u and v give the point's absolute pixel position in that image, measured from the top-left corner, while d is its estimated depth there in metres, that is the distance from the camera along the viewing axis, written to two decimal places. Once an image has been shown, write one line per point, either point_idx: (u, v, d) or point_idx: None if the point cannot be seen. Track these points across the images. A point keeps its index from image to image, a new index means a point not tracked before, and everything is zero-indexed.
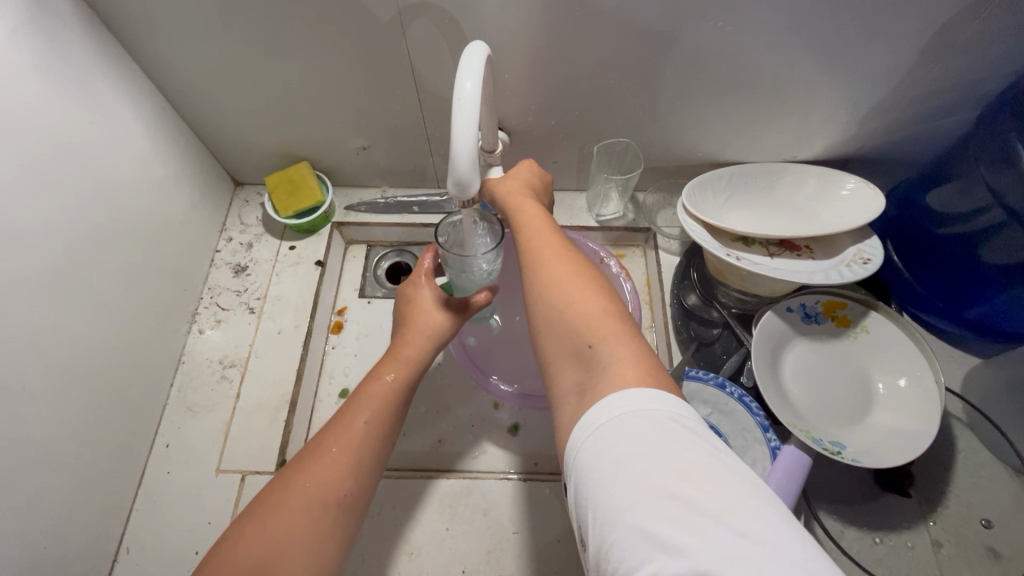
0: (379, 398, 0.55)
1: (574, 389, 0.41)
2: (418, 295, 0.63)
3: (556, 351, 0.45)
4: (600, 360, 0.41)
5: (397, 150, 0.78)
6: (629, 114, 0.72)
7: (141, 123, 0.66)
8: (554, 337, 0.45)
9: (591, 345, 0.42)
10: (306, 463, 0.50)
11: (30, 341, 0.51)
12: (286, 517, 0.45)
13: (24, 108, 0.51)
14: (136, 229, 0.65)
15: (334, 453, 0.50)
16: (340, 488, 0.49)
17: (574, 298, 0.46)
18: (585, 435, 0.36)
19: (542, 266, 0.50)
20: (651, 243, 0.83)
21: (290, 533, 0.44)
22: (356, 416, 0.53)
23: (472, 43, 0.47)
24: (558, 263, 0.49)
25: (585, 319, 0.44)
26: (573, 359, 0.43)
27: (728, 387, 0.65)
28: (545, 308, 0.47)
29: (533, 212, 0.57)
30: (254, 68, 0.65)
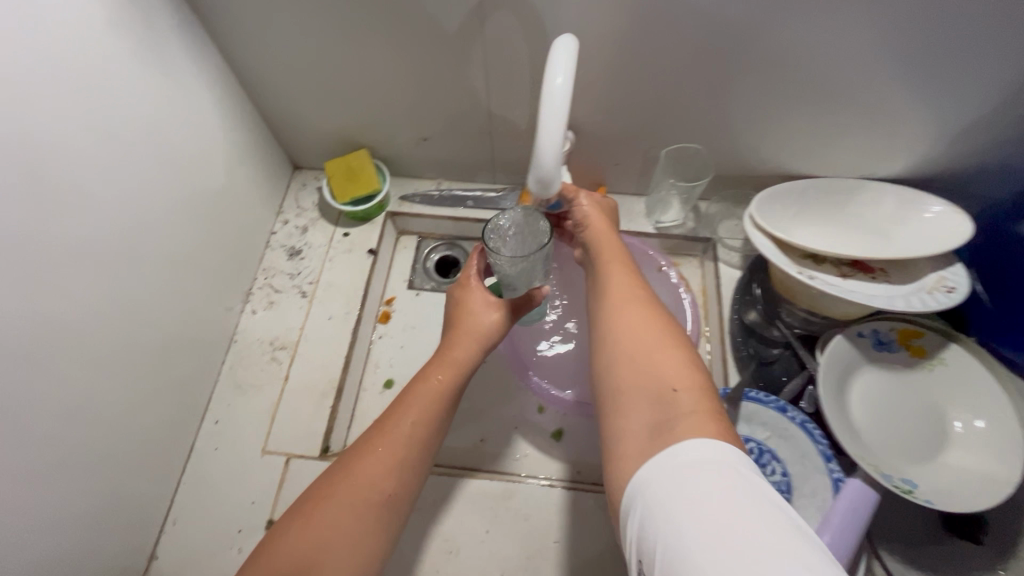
0: (426, 400, 0.53)
1: (642, 425, 0.39)
2: (468, 296, 0.60)
3: (628, 386, 0.43)
4: (674, 404, 0.39)
5: (458, 143, 0.77)
6: (701, 118, 0.69)
7: (212, 100, 0.67)
8: (622, 367, 0.44)
9: (673, 389, 0.40)
10: (351, 462, 0.48)
11: (99, 307, 0.52)
12: (332, 512, 0.45)
13: (104, 80, 0.51)
14: (199, 206, 0.66)
15: (382, 454, 0.49)
16: (385, 486, 0.48)
17: (647, 337, 0.45)
18: (642, 473, 0.36)
19: (621, 301, 0.49)
20: (710, 254, 0.80)
21: (334, 530, 0.44)
22: (402, 417, 0.51)
23: (562, 35, 0.46)
24: (636, 300, 0.49)
25: (658, 359, 0.43)
26: (647, 399, 0.41)
27: (790, 411, 0.61)
28: (622, 341, 0.45)
29: (614, 246, 0.58)
30: (326, 51, 0.65)
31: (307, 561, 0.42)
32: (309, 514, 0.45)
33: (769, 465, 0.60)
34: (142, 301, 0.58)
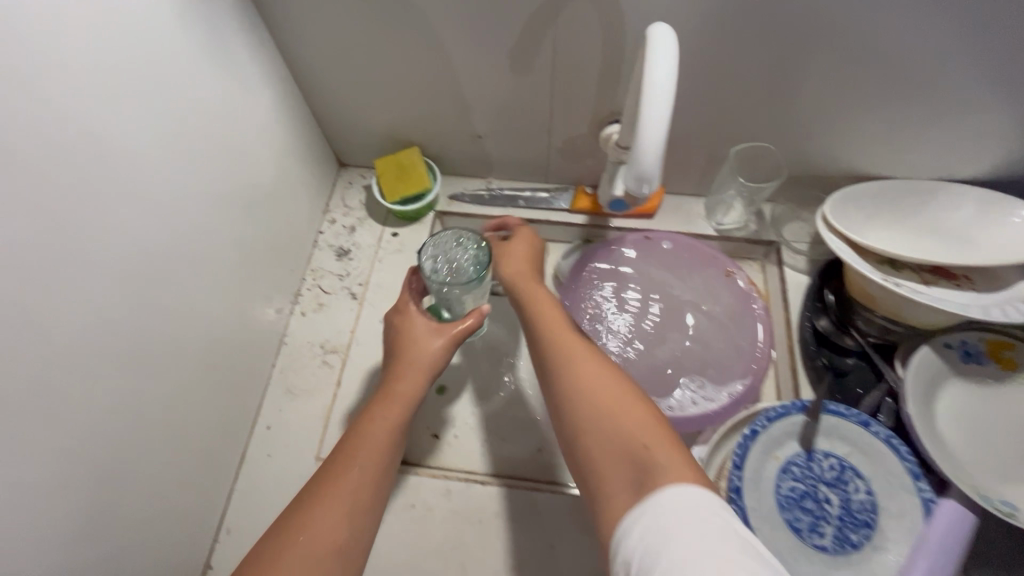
0: (375, 439, 0.50)
1: (625, 490, 0.38)
2: (410, 322, 0.58)
3: (603, 458, 0.41)
4: (652, 464, 0.38)
5: (513, 141, 0.74)
6: (773, 114, 0.66)
7: (266, 94, 0.64)
8: (592, 428, 0.43)
9: (645, 445, 0.40)
10: (310, 509, 0.45)
11: (150, 306, 0.50)
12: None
13: (167, 71, 0.49)
14: (252, 204, 0.64)
15: (332, 503, 0.45)
16: (337, 538, 0.44)
17: (594, 379, 0.46)
18: (633, 539, 0.35)
19: (562, 346, 0.50)
20: (772, 258, 0.76)
21: None
22: (352, 463, 0.48)
23: (657, 22, 0.43)
24: (576, 342, 0.50)
25: (618, 410, 0.43)
26: (625, 465, 0.39)
27: (873, 426, 0.58)
28: (580, 405, 0.44)
29: (540, 287, 0.59)
30: (385, 43, 0.62)
31: None
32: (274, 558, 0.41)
33: (852, 483, 0.57)
34: (193, 300, 0.56)
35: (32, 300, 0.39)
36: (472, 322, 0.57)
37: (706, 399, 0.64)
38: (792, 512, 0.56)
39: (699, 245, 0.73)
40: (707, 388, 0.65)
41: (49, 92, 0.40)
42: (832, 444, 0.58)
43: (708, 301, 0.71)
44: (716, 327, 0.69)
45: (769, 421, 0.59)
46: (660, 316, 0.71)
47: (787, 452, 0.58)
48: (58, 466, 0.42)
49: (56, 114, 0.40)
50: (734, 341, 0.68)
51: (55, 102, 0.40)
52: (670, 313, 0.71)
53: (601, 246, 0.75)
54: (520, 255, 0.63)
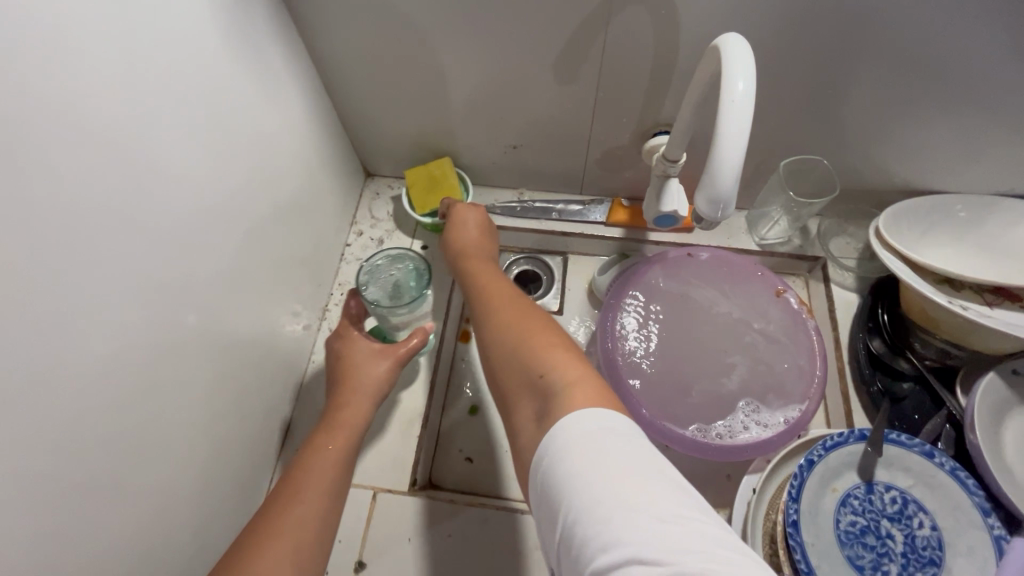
0: (324, 470, 0.46)
1: (531, 421, 0.37)
2: (351, 350, 0.57)
3: (513, 392, 0.40)
4: (551, 391, 0.37)
5: (550, 152, 0.71)
6: (828, 129, 0.63)
7: (299, 106, 0.62)
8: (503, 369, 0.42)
9: (541, 374, 0.39)
10: (252, 548, 0.39)
11: (197, 336, 0.48)
12: None
13: (208, 83, 0.47)
14: (285, 219, 0.61)
15: (279, 542, 0.40)
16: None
17: (507, 322, 0.45)
18: (543, 468, 0.34)
19: (484, 298, 0.49)
20: (817, 274, 0.74)
21: None
22: (300, 497, 0.44)
23: (729, 34, 0.40)
24: (500, 295, 0.49)
25: (528, 338, 0.42)
26: (528, 395, 0.39)
27: (938, 456, 0.55)
28: (497, 349, 0.43)
29: (477, 251, 0.58)
30: (425, 52, 0.60)
31: None
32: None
33: (916, 517, 0.53)
34: (234, 325, 0.53)
35: (95, 342, 0.37)
36: (417, 343, 0.57)
37: (760, 424, 0.61)
38: (854, 548, 0.52)
39: (742, 261, 0.70)
40: (762, 412, 0.62)
41: (111, 117, 0.37)
42: (892, 475, 0.55)
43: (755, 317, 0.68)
44: (765, 347, 0.66)
45: (827, 450, 0.55)
46: (705, 335, 0.67)
47: (845, 483, 0.55)
48: (112, 516, 0.39)
49: (118, 140, 0.38)
50: (782, 361, 0.65)
51: (115, 126, 0.37)
52: (715, 332, 0.68)
53: (644, 262, 0.71)
54: (471, 225, 0.61)
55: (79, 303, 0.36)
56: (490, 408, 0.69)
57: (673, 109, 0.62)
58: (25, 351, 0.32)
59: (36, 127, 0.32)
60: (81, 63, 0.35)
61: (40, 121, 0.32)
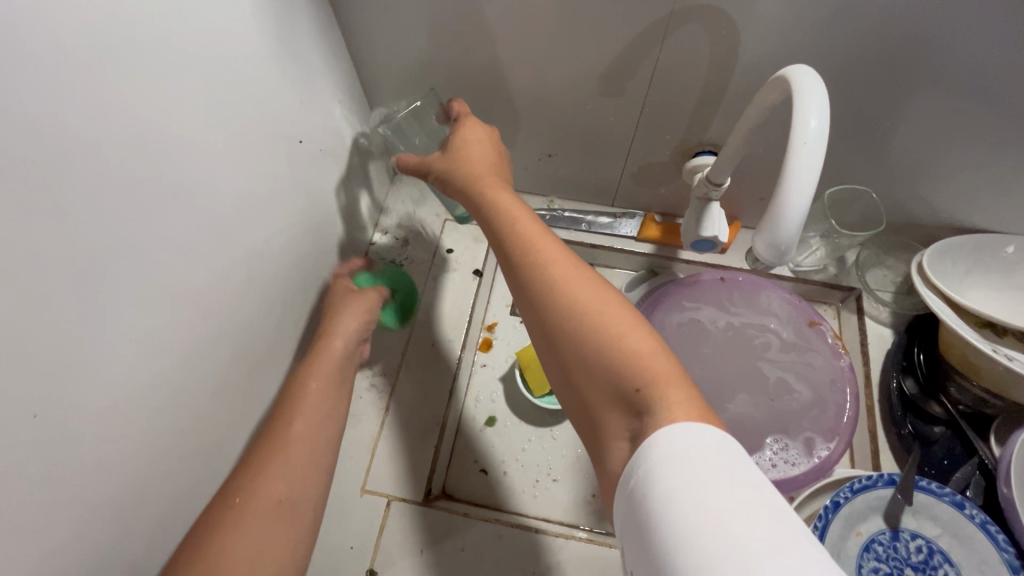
0: (318, 400, 0.47)
1: (618, 413, 0.34)
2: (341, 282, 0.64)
3: (589, 385, 0.35)
4: (641, 392, 0.33)
5: (585, 163, 0.69)
6: (879, 159, 0.60)
7: (334, 99, 0.60)
8: (572, 340, 0.36)
9: (636, 385, 0.33)
10: (239, 484, 0.39)
11: (223, 340, 0.46)
12: (238, 539, 0.36)
13: (247, 78, 0.45)
14: (315, 216, 0.60)
15: (279, 470, 0.40)
16: (277, 491, 0.40)
17: (566, 276, 0.38)
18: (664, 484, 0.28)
19: (518, 246, 0.41)
20: (850, 305, 0.72)
21: (235, 558, 0.35)
22: (294, 419, 0.44)
23: (798, 66, 0.38)
24: (536, 235, 0.41)
25: (595, 303, 0.36)
26: (613, 397, 0.34)
27: (968, 508, 0.53)
28: (546, 316, 0.38)
29: (479, 168, 0.49)
30: (467, 53, 0.58)
31: None
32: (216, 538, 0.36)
33: (940, 568, 0.52)
34: (262, 329, 0.52)
35: (126, 349, 0.36)
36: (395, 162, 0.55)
37: (788, 461, 0.59)
38: None
39: (777, 291, 0.68)
40: (791, 449, 0.60)
41: (143, 119, 0.35)
42: (919, 523, 0.54)
43: (777, 337, 0.67)
44: (792, 378, 0.65)
45: (853, 493, 0.54)
46: (729, 360, 0.66)
47: (870, 528, 0.54)
48: (129, 524, 0.38)
49: (149, 143, 0.36)
50: (804, 392, 0.64)
51: (149, 126, 0.36)
52: (741, 358, 0.66)
53: (675, 285, 0.69)
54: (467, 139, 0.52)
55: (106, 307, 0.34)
56: (508, 422, 0.68)
57: (720, 129, 0.59)
58: (57, 361, 0.31)
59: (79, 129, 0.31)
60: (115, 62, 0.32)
61: (80, 123, 0.31)
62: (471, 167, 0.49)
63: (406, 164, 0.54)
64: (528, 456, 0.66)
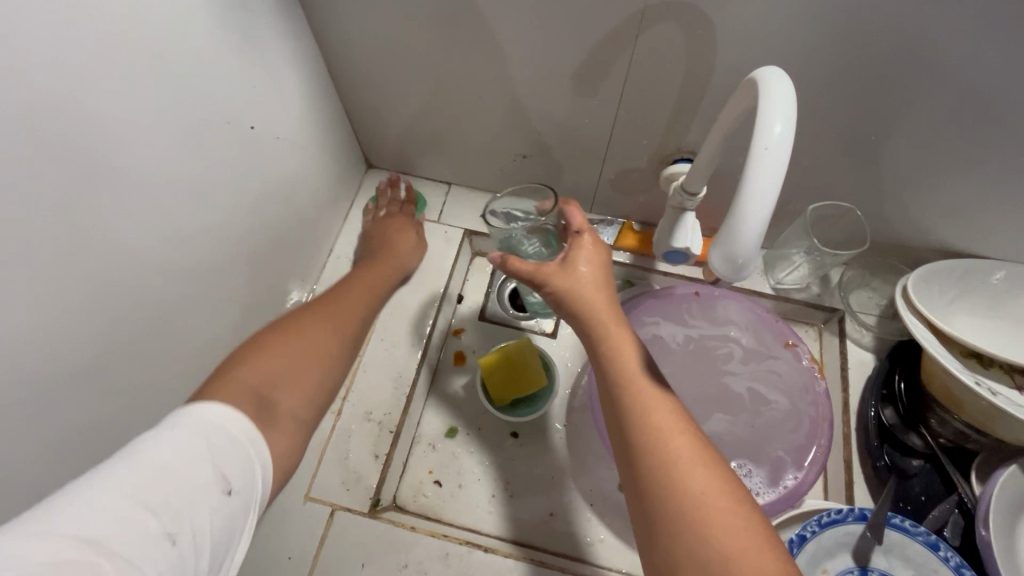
0: (340, 324, 0.53)
1: None
2: (394, 225, 0.69)
3: None
4: None
5: (562, 166, 0.67)
6: (864, 176, 0.57)
7: (297, 86, 0.57)
8: (686, 534, 0.34)
9: None
10: (297, 328, 0.49)
11: (151, 332, 0.44)
12: (296, 352, 0.47)
13: (189, 57, 0.43)
14: (272, 207, 0.58)
15: (305, 343, 0.48)
16: (328, 371, 0.49)
17: (712, 497, 0.34)
18: None
19: (641, 411, 0.39)
20: (832, 327, 0.69)
21: (297, 366, 0.46)
22: (327, 326, 0.52)
23: (769, 66, 0.36)
24: (660, 407, 0.39)
25: (741, 545, 0.32)
26: None
27: (943, 550, 0.49)
28: (662, 501, 0.35)
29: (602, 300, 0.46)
30: (435, 45, 0.55)
31: (265, 383, 0.43)
32: (228, 382, 0.40)
33: None
34: (201, 322, 0.50)
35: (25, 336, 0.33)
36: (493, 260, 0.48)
37: (752, 490, 0.56)
38: None
39: (754, 308, 0.65)
40: (755, 477, 0.57)
41: (47, 87, 0.32)
42: (891, 564, 0.50)
43: (748, 352, 0.64)
44: (764, 401, 0.62)
45: (821, 527, 0.51)
46: (694, 374, 0.64)
47: (837, 566, 0.51)
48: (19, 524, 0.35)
49: (52, 114, 0.33)
50: (767, 412, 0.61)
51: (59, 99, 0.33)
52: (706, 373, 0.64)
53: (648, 295, 0.66)
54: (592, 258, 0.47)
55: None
56: (468, 431, 0.65)
57: (698, 136, 0.57)
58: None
59: None
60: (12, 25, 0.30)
61: None
62: (603, 308, 0.45)
63: (515, 267, 0.47)
64: (484, 466, 0.63)
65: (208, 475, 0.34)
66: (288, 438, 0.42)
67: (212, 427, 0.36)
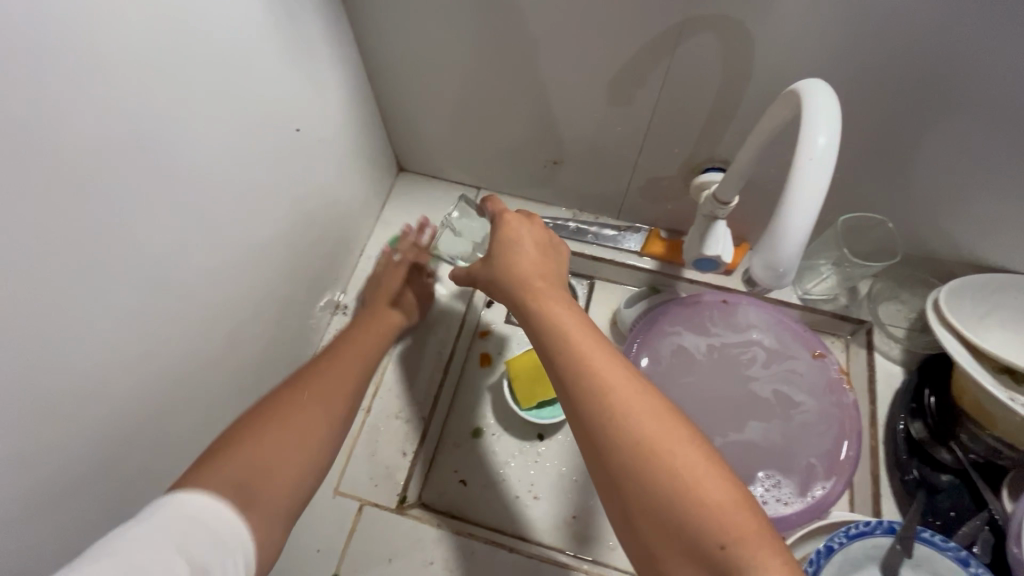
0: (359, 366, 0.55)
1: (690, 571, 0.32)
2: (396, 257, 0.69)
3: (658, 534, 0.33)
4: (730, 552, 0.31)
5: (591, 173, 0.68)
6: (897, 188, 0.57)
7: (339, 90, 0.59)
8: (637, 478, 0.34)
9: (721, 546, 0.31)
10: (277, 411, 0.45)
11: (198, 324, 0.46)
12: (267, 450, 0.41)
13: (246, 62, 0.44)
14: (311, 207, 0.59)
15: (294, 421, 0.44)
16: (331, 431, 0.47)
17: (652, 431, 0.35)
18: None
19: (578, 367, 0.38)
20: (859, 339, 0.68)
21: (280, 467, 0.41)
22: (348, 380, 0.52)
23: (813, 79, 0.36)
24: (596, 357, 0.39)
25: (674, 449, 0.34)
26: (688, 554, 0.32)
27: (974, 567, 0.48)
28: (609, 450, 0.35)
29: (533, 274, 0.47)
30: (473, 53, 0.57)
31: (253, 477, 0.39)
32: (208, 472, 0.38)
33: None
34: (240, 315, 0.51)
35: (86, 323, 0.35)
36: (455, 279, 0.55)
37: (779, 499, 0.57)
38: None
39: (781, 318, 0.65)
40: (783, 487, 0.58)
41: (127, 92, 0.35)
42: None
43: (776, 361, 0.64)
44: (790, 412, 0.62)
45: (849, 539, 0.51)
46: (720, 384, 0.64)
47: None
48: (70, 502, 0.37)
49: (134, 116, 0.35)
50: (794, 423, 0.61)
51: (136, 101, 0.35)
52: (733, 382, 0.64)
53: (675, 303, 0.66)
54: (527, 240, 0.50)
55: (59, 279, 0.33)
56: (493, 432, 0.65)
57: (730, 146, 0.57)
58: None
59: (54, 92, 0.30)
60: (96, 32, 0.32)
61: (53, 86, 0.30)
62: (524, 268, 0.47)
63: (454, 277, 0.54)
64: (507, 468, 0.63)
65: (176, 568, 0.33)
66: (268, 521, 0.38)
67: (187, 520, 0.35)
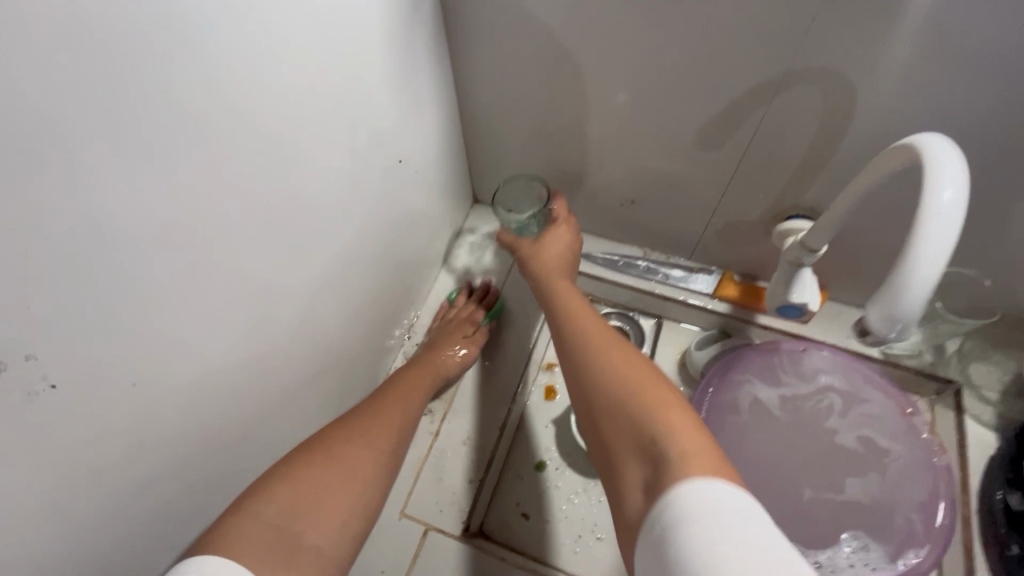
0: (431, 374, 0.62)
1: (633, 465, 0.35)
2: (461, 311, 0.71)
3: (615, 440, 0.37)
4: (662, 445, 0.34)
5: (667, 213, 0.68)
6: (996, 246, 0.55)
7: (433, 125, 0.63)
8: (603, 396, 0.40)
9: (654, 438, 0.35)
10: (338, 449, 0.44)
11: (298, 336, 0.48)
12: (320, 480, 0.41)
13: (364, 96, 0.48)
14: (399, 232, 0.62)
15: (339, 467, 0.42)
16: (384, 466, 0.46)
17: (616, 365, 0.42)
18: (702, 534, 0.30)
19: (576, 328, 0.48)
20: (945, 399, 0.66)
21: (330, 501, 0.40)
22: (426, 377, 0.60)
23: (932, 133, 0.36)
24: (590, 325, 0.48)
25: (638, 380, 0.40)
26: (634, 452, 0.36)
27: None
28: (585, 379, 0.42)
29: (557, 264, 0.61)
30: (563, 95, 0.59)
31: (307, 507, 0.38)
32: (242, 521, 0.35)
33: None
34: (330, 331, 0.54)
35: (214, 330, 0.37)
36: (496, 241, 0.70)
37: (866, 565, 0.54)
38: None
39: (867, 373, 0.62)
40: (871, 552, 0.55)
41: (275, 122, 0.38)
42: None
43: (860, 417, 0.62)
44: (876, 472, 0.59)
45: None
46: (801, 439, 0.62)
47: None
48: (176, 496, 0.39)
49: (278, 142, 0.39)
50: (880, 485, 0.58)
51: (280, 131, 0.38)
52: (814, 437, 0.62)
53: (753, 350, 0.65)
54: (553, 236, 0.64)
55: (196, 287, 0.35)
56: (558, 466, 0.65)
57: (818, 194, 0.57)
58: (140, 331, 0.32)
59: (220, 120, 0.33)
60: (263, 78, 0.35)
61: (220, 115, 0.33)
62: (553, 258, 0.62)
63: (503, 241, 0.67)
64: (572, 503, 0.63)
65: None
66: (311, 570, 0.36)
67: None
